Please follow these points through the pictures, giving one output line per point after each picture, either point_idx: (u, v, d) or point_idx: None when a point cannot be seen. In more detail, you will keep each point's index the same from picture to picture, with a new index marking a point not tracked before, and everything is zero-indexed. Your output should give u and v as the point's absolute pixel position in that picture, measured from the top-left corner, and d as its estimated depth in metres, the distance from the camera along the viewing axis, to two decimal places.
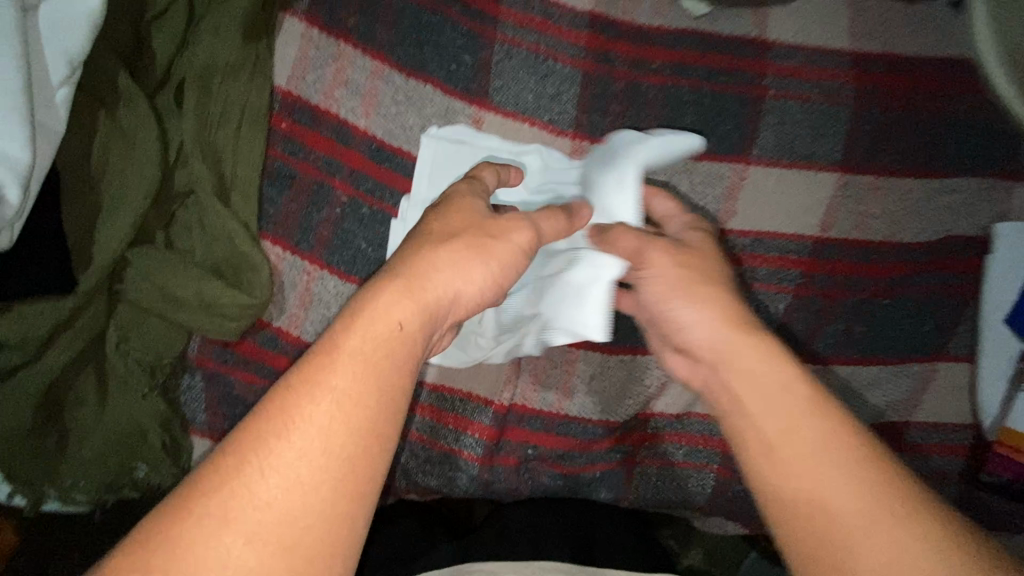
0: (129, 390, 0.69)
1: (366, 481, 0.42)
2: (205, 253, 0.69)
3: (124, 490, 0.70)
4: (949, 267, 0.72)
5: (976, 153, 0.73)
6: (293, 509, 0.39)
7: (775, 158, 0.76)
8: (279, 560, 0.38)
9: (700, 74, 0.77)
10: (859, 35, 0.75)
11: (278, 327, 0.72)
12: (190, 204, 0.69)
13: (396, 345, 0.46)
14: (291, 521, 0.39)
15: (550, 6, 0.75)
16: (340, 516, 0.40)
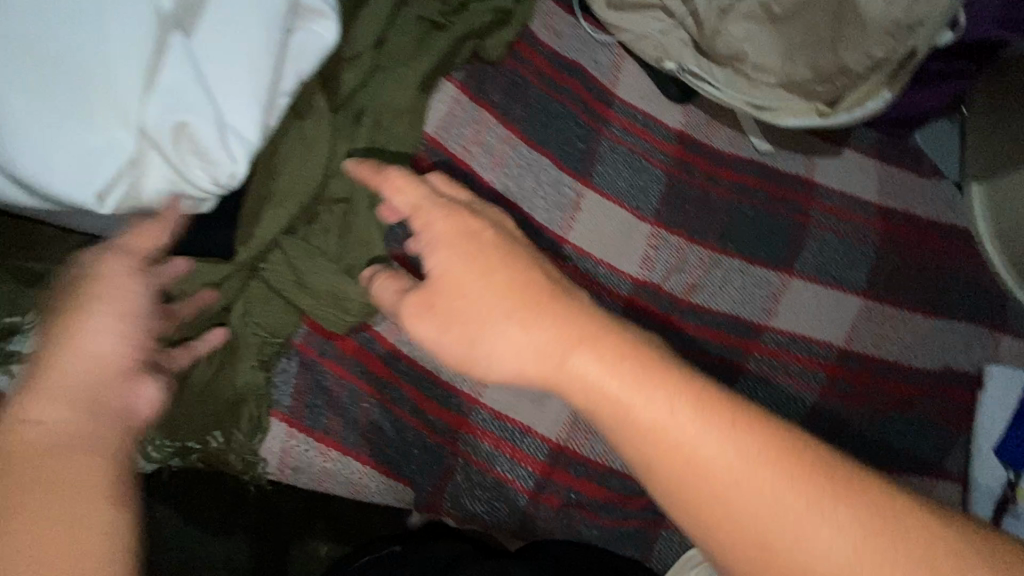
0: (236, 359, 0.64)
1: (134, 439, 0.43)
2: (340, 251, 0.68)
3: (193, 456, 0.65)
4: (950, 395, 0.85)
5: (970, 304, 0.90)
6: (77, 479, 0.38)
7: (814, 275, 0.86)
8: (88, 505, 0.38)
9: (760, 196, 0.88)
10: (884, 194, 0.92)
11: (378, 331, 0.70)
12: (338, 211, 0.69)
13: (104, 377, 0.43)
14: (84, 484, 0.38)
15: (650, 120, 0.88)
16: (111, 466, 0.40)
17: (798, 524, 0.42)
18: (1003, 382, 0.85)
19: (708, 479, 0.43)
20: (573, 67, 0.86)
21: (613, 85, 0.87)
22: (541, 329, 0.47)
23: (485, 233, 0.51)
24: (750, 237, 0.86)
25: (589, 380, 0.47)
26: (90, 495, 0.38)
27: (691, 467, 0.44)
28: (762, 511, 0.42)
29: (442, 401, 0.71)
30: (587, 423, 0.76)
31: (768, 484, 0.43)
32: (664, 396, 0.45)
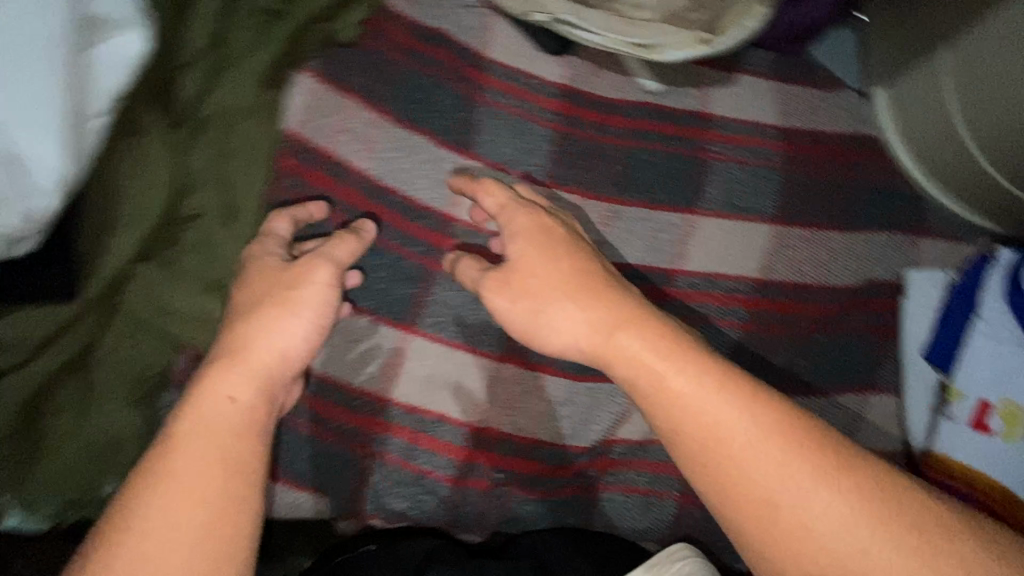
0: (110, 401, 0.63)
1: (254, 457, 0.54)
2: (202, 270, 0.66)
3: (87, 508, 0.64)
4: (873, 309, 0.83)
5: (884, 213, 0.88)
6: (198, 481, 0.51)
7: (720, 210, 0.84)
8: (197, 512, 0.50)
9: (655, 139, 0.85)
10: (783, 114, 0.90)
11: None
12: (198, 227, 0.66)
13: (233, 417, 0.55)
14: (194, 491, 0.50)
15: (529, 78, 0.83)
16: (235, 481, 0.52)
17: (813, 498, 0.47)
18: (921, 286, 0.83)
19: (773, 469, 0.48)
20: (439, 36, 0.81)
21: (484, 47, 0.83)
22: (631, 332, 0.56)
23: (558, 230, 0.65)
24: (649, 182, 0.83)
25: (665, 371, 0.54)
26: (222, 506, 0.51)
27: (767, 458, 0.49)
28: (776, 485, 0.48)
29: (347, 404, 0.70)
30: (505, 400, 0.74)
31: (812, 484, 0.48)
32: (710, 382, 0.52)
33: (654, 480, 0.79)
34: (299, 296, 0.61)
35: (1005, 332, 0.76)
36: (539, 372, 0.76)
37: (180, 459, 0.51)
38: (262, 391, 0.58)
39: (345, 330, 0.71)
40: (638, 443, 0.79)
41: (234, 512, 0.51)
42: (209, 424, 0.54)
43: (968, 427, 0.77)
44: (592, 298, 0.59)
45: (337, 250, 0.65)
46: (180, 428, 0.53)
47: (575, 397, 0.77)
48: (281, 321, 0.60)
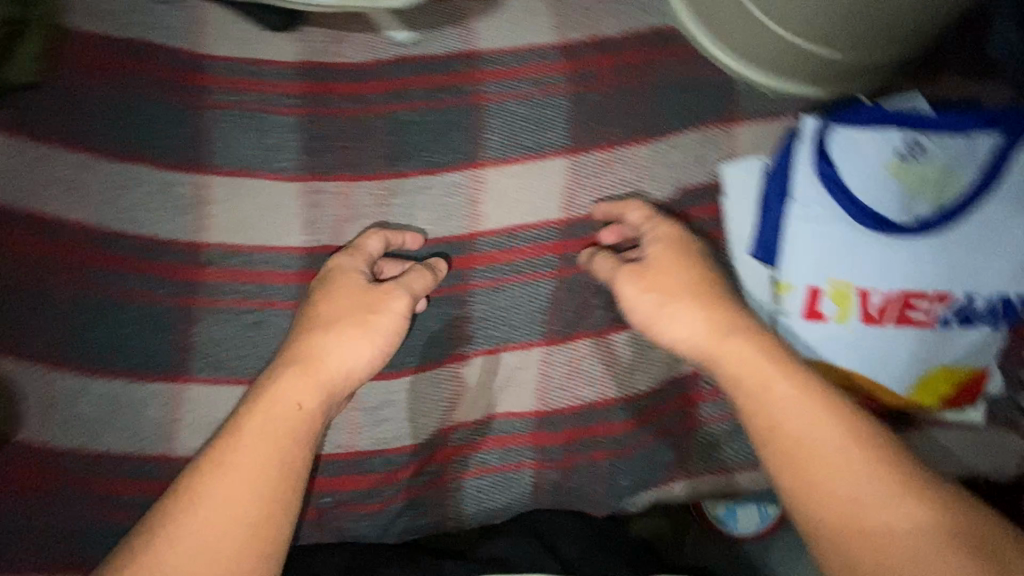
0: None
1: (296, 468, 0.54)
2: None
3: None
4: (692, 218, 0.77)
5: (691, 109, 0.79)
6: (232, 493, 0.51)
7: (506, 157, 0.76)
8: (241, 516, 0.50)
9: (418, 96, 0.76)
10: (561, 29, 0.80)
11: (20, 441, 0.63)
12: None
13: (296, 422, 0.56)
14: (226, 505, 0.51)
15: (258, 65, 0.74)
16: (272, 500, 0.52)
17: (881, 498, 0.47)
18: (738, 176, 0.76)
19: (843, 495, 0.48)
20: (138, 45, 0.71)
21: (197, 44, 0.73)
22: (728, 360, 0.58)
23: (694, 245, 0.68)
24: (422, 145, 0.75)
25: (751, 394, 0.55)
26: (244, 521, 0.50)
27: (835, 479, 0.49)
28: (847, 480, 0.49)
29: (134, 473, 0.65)
30: None
31: (888, 483, 0.48)
32: (791, 387, 0.54)
33: (505, 456, 0.76)
34: (377, 321, 0.63)
35: (821, 211, 0.69)
36: None
37: (238, 461, 0.53)
38: (320, 397, 0.59)
39: (108, 398, 0.65)
40: (475, 424, 0.76)
41: (265, 524, 0.51)
42: (264, 429, 0.55)
43: (806, 320, 0.70)
44: (720, 329, 0.59)
45: (415, 283, 0.67)
46: (247, 434, 0.54)
47: (391, 395, 0.74)
48: (343, 335, 0.62)
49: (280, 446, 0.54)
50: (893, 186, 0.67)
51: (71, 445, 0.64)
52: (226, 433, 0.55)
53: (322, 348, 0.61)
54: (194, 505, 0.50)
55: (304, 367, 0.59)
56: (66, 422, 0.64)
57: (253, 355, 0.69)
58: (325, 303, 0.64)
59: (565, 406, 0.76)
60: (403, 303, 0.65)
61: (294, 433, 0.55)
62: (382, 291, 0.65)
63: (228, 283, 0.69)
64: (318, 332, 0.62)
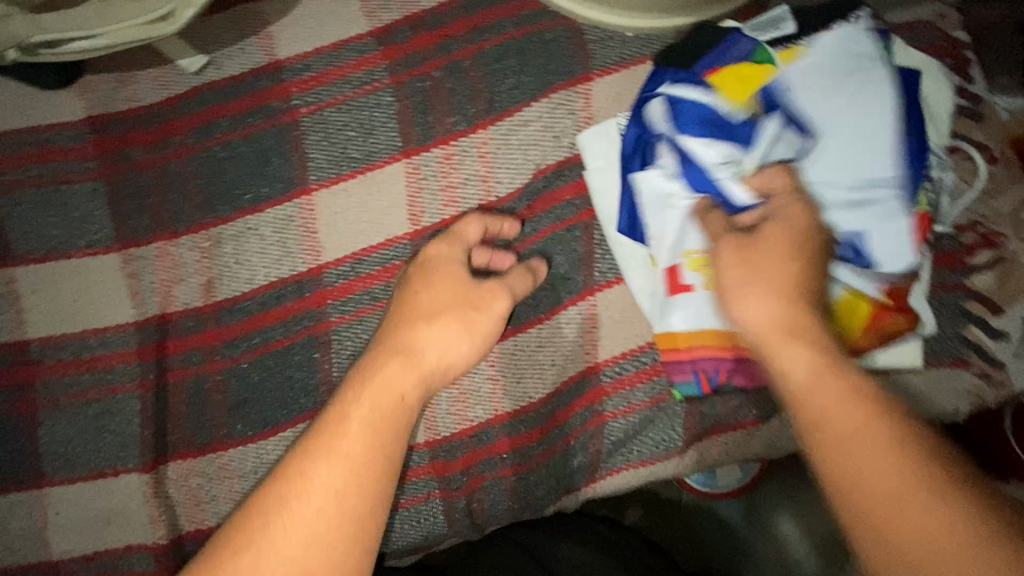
0: None
1: (388, 470, 0.46)
2: None
3: None
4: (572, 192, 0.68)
5: (536, 73, 0.69)
6: (335, 491, 0.43)
7: (336, 174, 0.68)
8: (339, 520, 0.42)
9: (228, 126, 0.68)
10: (372, 15, 0.70)
11: None
12: None
13: (397, 410, 0.49)
14: (331, 506, 0.42)
15: (45, 132, 0.67)
16: (364, 510, 0.43)
17: (824, 390, 0.42)
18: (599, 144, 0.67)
19: (803, 370, 0.44)
20: None
21: None
22: (779, 354, 0.45)
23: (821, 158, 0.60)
24: (241, 182, 0.68)
25: (802, 387, 0.43)
26: (350, 520, 0.42)
27: (791, 358, 0.45)
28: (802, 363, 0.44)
29: None
30: (191, 495, 0.64)
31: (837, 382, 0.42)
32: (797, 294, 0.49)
33: (409, 489, 0.71)
34: (478, 321, 0.58)
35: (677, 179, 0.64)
36: (212, 454, 0.65)
37: (350, 442, 0.45)
38: (420, 391, 0.52)
39: None
40: None
41: (364, 531, 0.43)
42: (375, 406, 0.48)
43: (670, 296, 0.66)
44: (791, 328, 0.46)
45: (516, 282, 0.63)
46: (360, 415, 0.47)
47: (266, 456, 0.65)
48: (437, 328, 0.57)
49: (379, 437, 0.47)
50: (730, 148, 0.61)
51: None
52: (347, 401, 0.49)
53: (430, 348, 0.55)
54: (299, 491, 0.43)
55: (413, 360, 0.53)
56: None
57: (103, 446, 0.64)
58: (433, 296, 0.58)
59: (459, 430, 0.71)
60: (504, 306, 0.60)
61: (397, 418, 0.48)
62: (489, 289, 0.60)
63: (63, 377, 0.64)
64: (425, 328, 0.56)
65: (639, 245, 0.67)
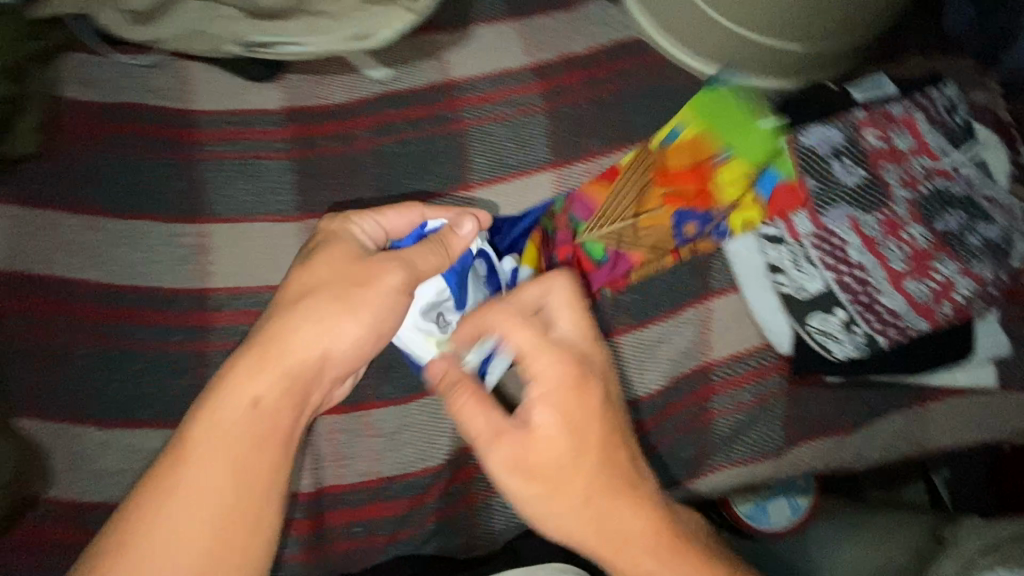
0: None
1: (270, 465, 0.57)
2: None
3: None
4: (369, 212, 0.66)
5: (667, 112, 0.82)
6: (199, 493, 0.54)
7: (494, 175, 0.78)
8: (216, 518, 0.54)
9: (403, 127, 0.79)
10: (531, 52, 0.83)
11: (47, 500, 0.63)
12: None
13: (252, 419, 0.56)
14: (209, 501, 0.54)
15: (246, 115, 0.77)
16: (248, 494, 0.55)
17: (531, 481, 0.55)
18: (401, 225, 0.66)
19: (520, 462, 0.55)
20: (129, 110, 0.75)
21: (185, 102, 0.76)
22: (555, 510, 0.55)
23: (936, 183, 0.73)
24: (410, 174, 0.78)
25: (539, 508, 0.55)
26: (180, 526, 0.53)
27: (502, 450, 0.56)
28: (503, 464, 0.56)
29: None
30: (334, 452, 0.71)
31: (550, 471, 0.55)
32: (548, 391, 0.55)
33: None
34: (365, 298, 0.60)
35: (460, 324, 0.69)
36: (358, 413, 0.73)
37: (237, 413, 0.56)
38: (287, 381, 0.58)
39: (126, 450, 0.65)
40: None
41: (258, 496, 0.56)
42: (235, 433, 0.56)
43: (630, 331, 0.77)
44: (616, 488, 0.55)
45: (415, 257, 0.62)
46: (229, 411, 0.56)
47: (409, 418, 0.73)
48: (306, 322, 0.59)
49: (258, 420, 0.56)
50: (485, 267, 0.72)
51: (88, 500, 0.64)
52: (242, 373, 0.57)
53: (301, 350, 0.58)
54: (189, 492, 0.54)
55: (324, 331, 0.59)
56: (86, 480, 0.64)
57: None
58: (319, 264, 0.61)
59: None
60: (397, 289, 0.61)
61: (282, 403, 0.58)
62: (380, 264, 0.61)
63: (237, 325, 0.70)
64: (283, 314, 0.59)
65: (753, 254, 0.75)
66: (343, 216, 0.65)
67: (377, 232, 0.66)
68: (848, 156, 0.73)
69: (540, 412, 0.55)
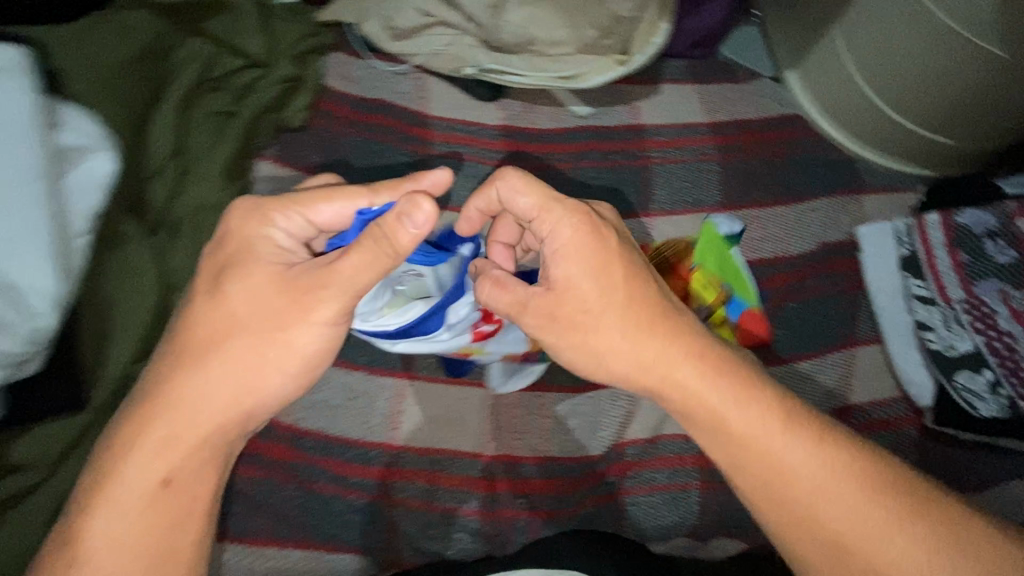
0: None
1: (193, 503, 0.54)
2: None
3: None
4: (275, 208, 0.57)
5: (823, 180, 0.94)
6: (109, 537, 0.52)
7: (671, 208, 0.90)
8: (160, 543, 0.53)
9: (597, 156, 0.92)
10: (710, 111, 0.97)
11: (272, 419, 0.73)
12: None
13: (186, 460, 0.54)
14: (127, 541, 0.52)
15: (470, 125, 0.91)
16: (148, 535, 0.53)
17: (580, 339, 0.57)
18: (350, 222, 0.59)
19: (560, 321, 0.57)
20: (378, 105, 0.88)
21: (424, 107, 0.91)
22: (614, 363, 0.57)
23: None
24: (601, 197, 0.90)
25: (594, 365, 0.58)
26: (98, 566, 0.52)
27: (534, 311, 0.57)
28: (549, 328, 0.58)
29: (360, 458, 0.73)
30: (511, 424, 0.79)
31: (597, 325, 0.56)
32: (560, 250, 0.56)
33: (672, 474, 0.82)
34: (273, 344, 0.54)
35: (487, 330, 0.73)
36: (537, 393, 0.81)
37: (167, 461, 0.53)
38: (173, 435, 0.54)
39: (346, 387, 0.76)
40: (647, 441, 0.82)
41: (169, 541, 0.53)
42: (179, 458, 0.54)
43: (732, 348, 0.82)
44: (645, 326, 0.56)
45: (362, 271, 0.52)
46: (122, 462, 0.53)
47: (578, 407, 0.82)
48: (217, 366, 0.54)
49: (165, 498, 0.53)
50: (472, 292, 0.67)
51: (309, 426, 0.73)
52: (179, 412, 0.54)
53: (178, 392, 0.54)
54: (114, 522, 0.52)
55: (246, 382, 0.55)
56: (309, 407, 0.74)
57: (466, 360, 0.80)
58: (234, 284, 0.55)
59: None
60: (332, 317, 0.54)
61: (192, 469, 0.55)
62: (302, 302, 0.53)
63: None
64: (214, 348, 0.54)
65: (902, 312, 0.86)
66: (252, 211, 0.58)
67: (309, 231, 0.58)
68: (1003, 238, 0.82)
69: (562, 264, 0.56)
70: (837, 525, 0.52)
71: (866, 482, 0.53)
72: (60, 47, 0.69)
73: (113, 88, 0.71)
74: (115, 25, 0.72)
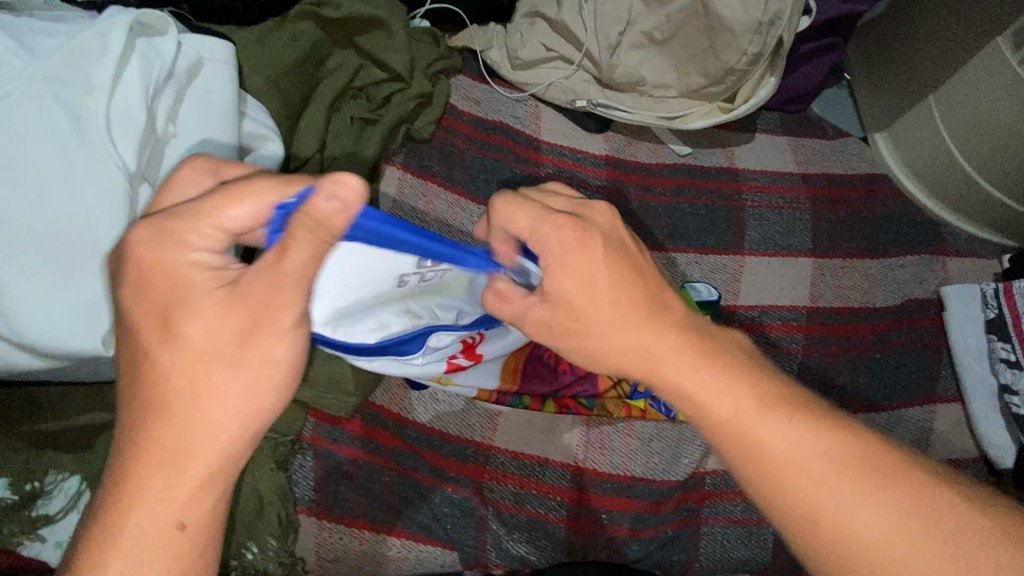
0: (258, 465, 0.69)
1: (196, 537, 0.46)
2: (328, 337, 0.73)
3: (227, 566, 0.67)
4: (186, 226, 0.43)
5: (909, 239, 0.98)
6: None
7: (763, 249, 0.94)
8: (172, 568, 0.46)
9: (695, 193, 0.97)
10: (803, 163, 1.01)
11: (380, 405, 0.76)
12: None
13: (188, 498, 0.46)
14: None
15: (578, 153, 0.97)
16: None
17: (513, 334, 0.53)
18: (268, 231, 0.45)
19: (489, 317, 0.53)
20: (497, 126, 0.96)
21: (537, 132, 0.97)
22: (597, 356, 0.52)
23: None
24: (696, 232, 0.94)
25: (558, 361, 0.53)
26: None
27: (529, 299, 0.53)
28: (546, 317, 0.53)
29: (457, 453, 0.76)
30: (599, 440, 0.80)
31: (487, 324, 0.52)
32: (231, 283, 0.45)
33: (749, 508, 0.82)
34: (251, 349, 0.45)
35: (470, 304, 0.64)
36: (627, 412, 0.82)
37: (156, 517, 0.43)
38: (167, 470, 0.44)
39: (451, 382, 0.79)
40: (728, 473, 0.83)
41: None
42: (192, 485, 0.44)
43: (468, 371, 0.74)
44: (657, 312, 0.51)
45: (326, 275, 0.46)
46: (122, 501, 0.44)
47: (664, 430, 0.82)
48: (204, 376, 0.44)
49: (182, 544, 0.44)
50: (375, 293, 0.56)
51: (414, 416, 0.76)
52: (164, 466, 0.44)
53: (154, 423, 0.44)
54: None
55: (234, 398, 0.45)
56: (416, 398, 0.77)
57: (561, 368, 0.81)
58: (189, 321, 0.44)
59: None
60: (297, 322, 0.46)
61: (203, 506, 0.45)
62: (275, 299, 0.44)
63: None
64: (185, 398, 0.44)
65: (987, 372, 0.88)
66: (159, 238, 0.43)
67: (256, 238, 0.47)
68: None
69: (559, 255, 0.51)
70: (823, 506, 0.45)
71: (840, 471, 0.46)
72: (240, 49, 0.78)
73: (277, 88, 0.79)
74: (289, 32, 0.80)
